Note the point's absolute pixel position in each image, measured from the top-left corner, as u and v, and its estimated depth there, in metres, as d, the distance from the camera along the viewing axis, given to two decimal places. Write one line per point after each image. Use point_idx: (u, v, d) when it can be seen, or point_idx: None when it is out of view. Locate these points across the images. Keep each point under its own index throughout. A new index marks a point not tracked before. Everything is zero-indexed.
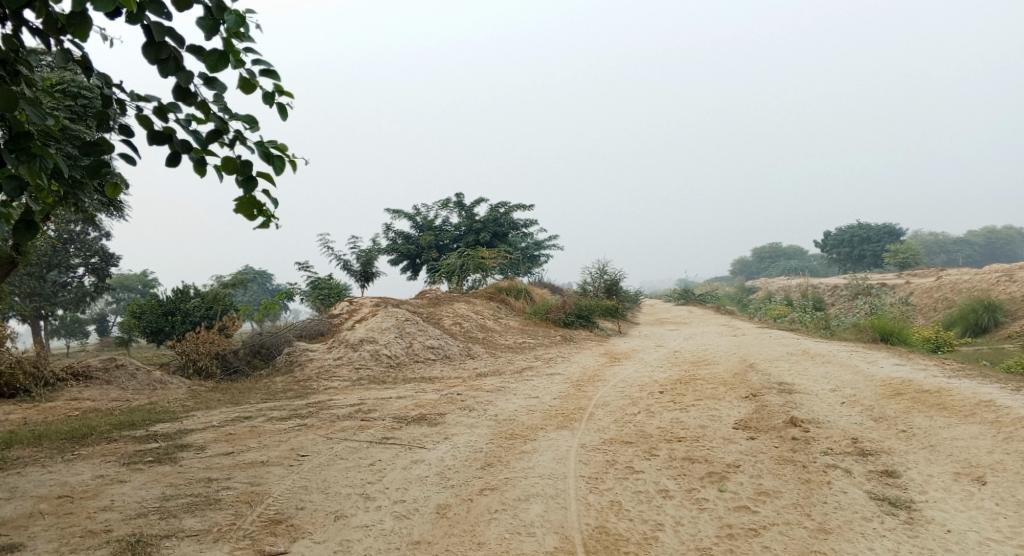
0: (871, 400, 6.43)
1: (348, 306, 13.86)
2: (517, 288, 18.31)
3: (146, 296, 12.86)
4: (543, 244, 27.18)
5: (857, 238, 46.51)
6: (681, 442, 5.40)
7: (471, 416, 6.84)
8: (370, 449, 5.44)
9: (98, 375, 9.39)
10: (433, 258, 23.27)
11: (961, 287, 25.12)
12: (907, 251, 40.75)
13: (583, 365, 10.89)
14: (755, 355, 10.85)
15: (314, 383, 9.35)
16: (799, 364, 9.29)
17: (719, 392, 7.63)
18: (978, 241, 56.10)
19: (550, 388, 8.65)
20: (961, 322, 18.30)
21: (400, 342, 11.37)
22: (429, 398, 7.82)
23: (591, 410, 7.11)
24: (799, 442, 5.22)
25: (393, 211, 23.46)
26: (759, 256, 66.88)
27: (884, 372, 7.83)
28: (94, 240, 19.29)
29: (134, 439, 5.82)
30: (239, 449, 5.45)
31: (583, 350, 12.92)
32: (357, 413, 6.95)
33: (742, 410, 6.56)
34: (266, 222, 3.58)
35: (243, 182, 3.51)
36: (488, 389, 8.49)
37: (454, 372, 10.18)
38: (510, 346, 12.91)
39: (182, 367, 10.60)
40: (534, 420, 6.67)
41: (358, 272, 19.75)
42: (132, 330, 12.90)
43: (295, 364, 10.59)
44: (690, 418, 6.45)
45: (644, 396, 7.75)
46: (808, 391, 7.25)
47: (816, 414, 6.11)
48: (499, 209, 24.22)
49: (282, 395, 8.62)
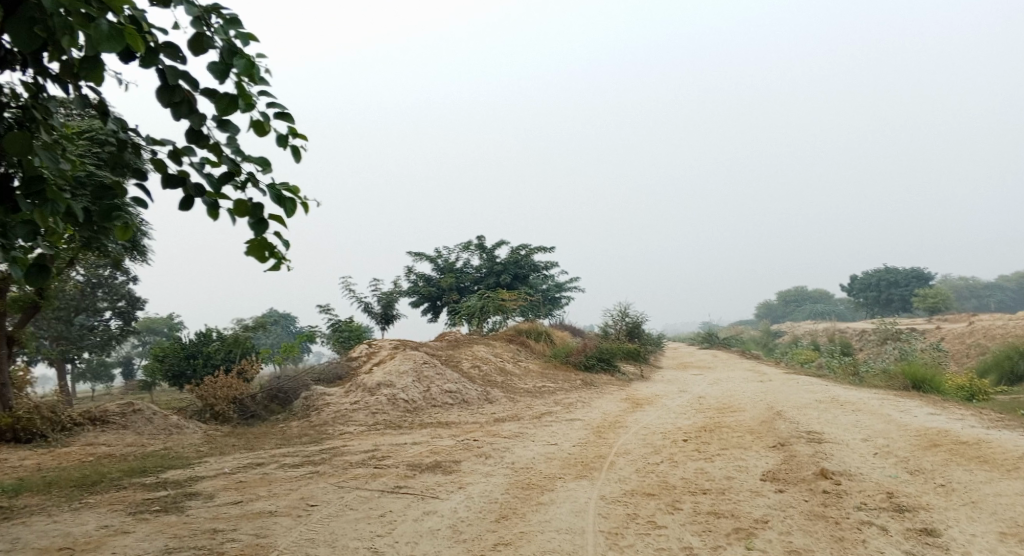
0: (907, 451, 6.13)
1: (367, 350, 13.81)
2: (538, 331, 18.14)
3: (169, 339, 12.92)
4: (564, 287, 27.06)
5: (884, 282, 45.70)
6: (704, 495, 5.17)
7: (487, 464, 6.66)
8: (381, 499, 5.30)
9: (116, 419, 9.37)
10: (454, 300, 23.25)
11: (995, 332, 24.39)
12: (937, 296, 39.88)
13: (604, 411, 10.64)
14: (782, 401, 10.52)
15: (329, 428, 9.23)
16: (828, 412, 8.96)
17: (745, 441, 7.35)
18: (1010, 285, 54.80)
19: (569, 435, 8.43)
20: (997, 368, 17.69)
21: (418, 386, 11.24)
22: (445, 444, 7.65)
23: (611, 459, 6.88)
24: (830, 496, 4.95)
25: (415, 254, 23.57)
26: (784, 300, 65.97)
27: (919, 421, 7.50)
28: (121, 284, 19.60)
29: (143, 487, 5.74)
30: (248, 497, 5.34)
31: (604, 395, 12.66)
32: (370, 460, 6.80)
33: (770, 461, 6.29)
34: (277, 264, 3.52)
35: (254, 224, 3.48)
36: (506, 436, 8.30)
37: (472, 417, 9.99)
38: (529, 391, 12.70)
39: (199, 412, 10.48)
40: (552, 469, 6.46)
41: (378, 315, 19.76)
42: (154, 373, 12.93)
43: (312, 408, 10.50)
44: (715, 468, 6.20)
45: (667, 445, 7.50)
46: (838, 441, 6.95)
47: (848, 465, 5.83)
48: (519, 251, 24.23)
49: (297, 440, 8.51)
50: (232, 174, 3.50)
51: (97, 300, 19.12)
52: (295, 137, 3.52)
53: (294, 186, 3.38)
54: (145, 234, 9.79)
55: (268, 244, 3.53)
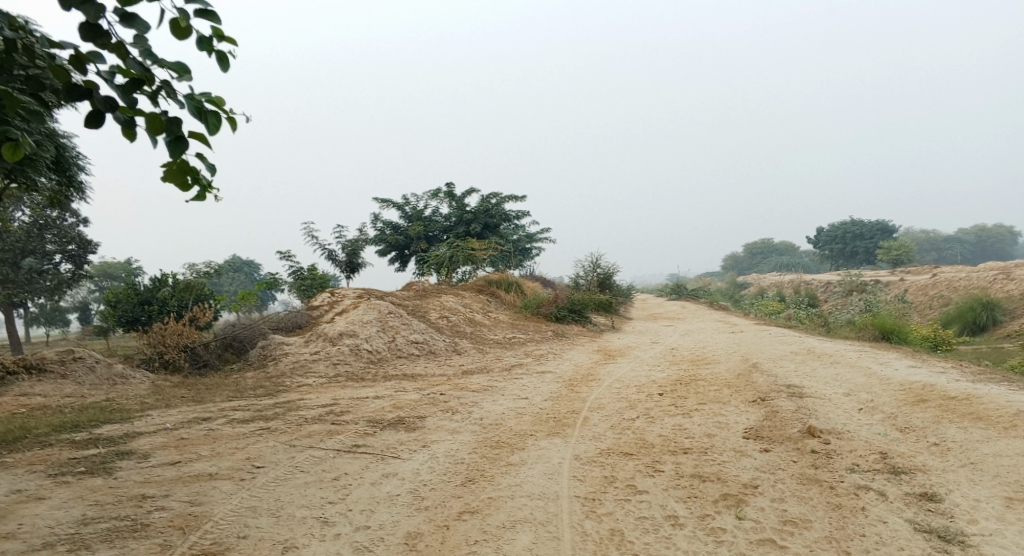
0: (893, 407, 5.86)
1: (330, 298, 13.22)
2: (508, 281, 17.67)
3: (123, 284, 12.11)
4: (534, 237, 26.55)
5: (850, 234, 46.16)
6: (686, 455, 4.82)
7: (454, 420, 6.23)
8: (337, 460, 4.84)
9: (54, 368, 8.66)
10: (422, 249, 22.60)
11: (957, 285, 24.68)
12: (900, 249, 40.37)
13: (575, 363, 10.29)
14: (756, 354, 10.29)
15: (287, 380, 8.70)
16: (806, 365, 8.73)
17: (724, 395, 7.04)
18: (968, 240, 55.99)
19: (540, 388, 8.05)
20: (959, 321, 17.82)
21: (382, 337, 10.72)
22: (409, 398, 7.20)
23: (585, 414, 6.51)
24: (819, 456, 4.64)
25: (381, 200, 22.72)
26: (751, 252, 66.58)
27: (901, 375, 7.26)
28: (70, 226, 18.43)
29: (72, 444, 5.19)
30: (188, 458, 4.83)
31: (576, 346, 12.33)
32: (328, 416, 6.31)
33: (752, 417, 5.98)
34: (203, 192, 2.96)
35: (171, 144, 2.87)
36: (474, 389, 7.87)
37: (439, 369, 9.55)
38: (499, 342, 12.30)
39: (147, 361, 9.85)
40: (522, 425, 6.06)
41: (343, 262, 19.05)
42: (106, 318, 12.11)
43: (269, 359, 9.96)
44: (694, 425, 5.86)
45: (643, 399, 7.15)
46: (820, 396, 6.67)
47: (834, 422, 5.54)
48: (490, 199, 23.55)
49: (251, 393, 7.97)
50: (143, 81, 2.86)
51: (45, 242, 17.97)
52: (222, 39, 2.90)
53: (220, 97, 2.81)
54: (82, 169, 8.94)
55: (190, 168, 2.94)
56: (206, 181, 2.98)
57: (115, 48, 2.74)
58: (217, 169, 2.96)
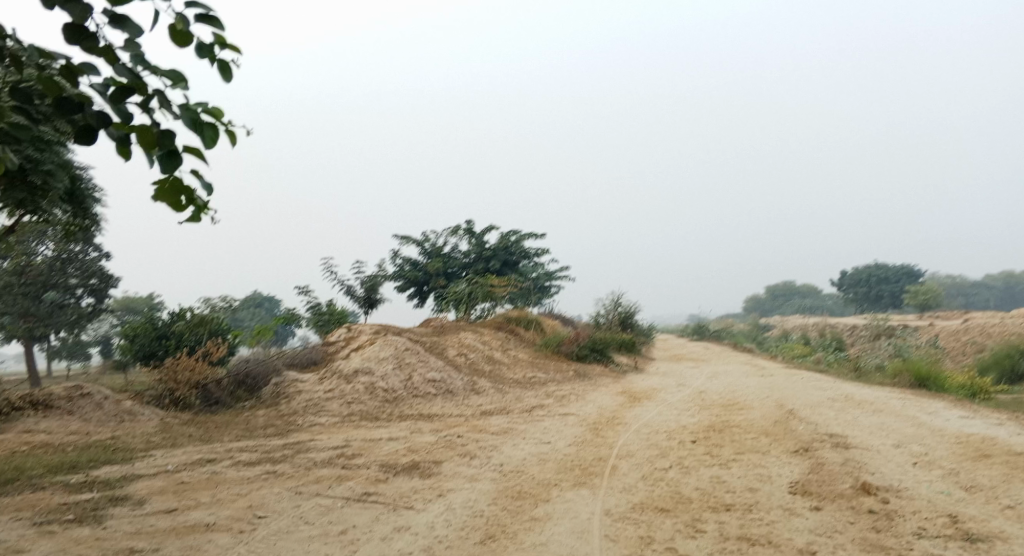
0: (952, 462, 5.35)
1: (346, 334, 12.92)
2: (527, 319, 17.29)
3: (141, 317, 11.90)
4: (554, 275, 26.19)
5: (874, 277, 45.20)
6: (728, 513, 4.36)
7: (472, 466, 5.82)
8: (346, 511, 4.45)
9: (61, 405, 8.34)
10: (441, 285, 22.35)
11: (991, 330, 23.82)
12: (928, 293, 39.34)
13: (599, 405, 9.83)
14: (790, 399, 9.77)
15: (298, 420, 8.34)
16: (846, 413, 8.20)
17: (762, 445, 6.55)
18: (997, 284, 54.61)
19: (563, 432, 7.60)
20: (996, 367, 17.02)
21: (398, 374, 10.36)
22: (425, 440, 6.80)
23: (613, 462, 6.06)
24: (878, 517, 4.18)
25: (401, 237, 22.57)
26: (772, 294, 65.56)
27: (954, 426, 6.72)
28: (93, 260, 18.39)
29: (64, 487, 4.84)
30: (185, 505, 4.47)
31: (598, 388, 11.85)
32: (338, 460, 5.93)
33: (796, 470, 5.50)
34: (197, 213, 2.72)
35: (163, 160, 2.63)
36: (494, 432, 7.45)
37: (457, 409, 9.15)
38: (519, 381, 11.88)
39: (158, 398, 9.56)
40: (546, 473, 5.64)
41: (361, 298, 18.81)
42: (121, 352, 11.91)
43: (281, 396, 9.64)
44: (733, 477, 5.39)
45: (674, 447, 6.68)
46: (867, 447, 6.17)
47: (889, 478, 5.04)
48: (510, 236, 23.33)
49: (260, 433, 7.62)
50: (135, 90, 2.63)
51: (68, 276, 17.88)
52: (224, 47, 2.67)
53: (216, 108, 2.57)
54: (98, 200, 8.80)
55: (184, 186, 2.71)
56: (201, 202, 2.75)
57: (105, 54, 2.50)
58: (213, 188, 2.74)
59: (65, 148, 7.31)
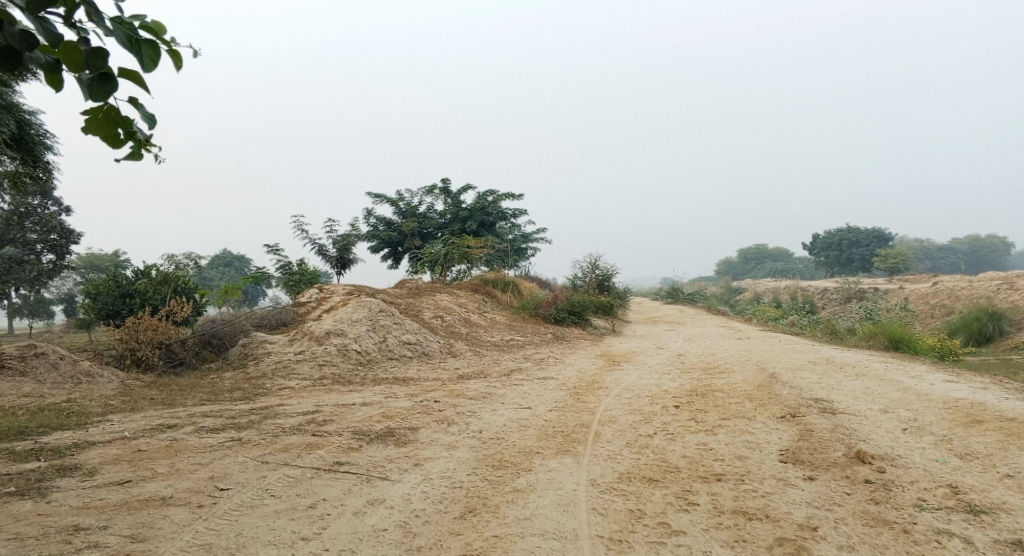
0: (942, 428, 5.21)
1: (318, 294, 12.50)
2: (504, 281, 16.98)
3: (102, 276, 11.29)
4: (530, 237, 25.84)
5: (845, 241, 45.66)
6: (720, 483, 4.17)
7: (450, 433, 5.55)
8: (315, 482, 4.15)
9: (12, 365, 7.83)
10: (416, 246, 21.88)
11: (958, 294, 24.14)
12: (897, 256, 39.83)
13: (578, 368, 9.61)
14: (770, 362, 9.67)
15: (267, 383, 7.99)
16: (829, 377, 8.08)
17: (748, 410, 6.39)
18: (962, 250, 55.63)
19: (543, 397, 7.36)
20: (964, 331, 17.20)
21: (372, 337, 10.01)
22: (400, 405, 6.51)
23: (596, 428, 5.83)
24: (876, 487, 4.02)
25: (375, 196, 21.96)
26: (745, 257, 66.13)
27: (939, 390, 6.62)
28: (52, 214, 17.49)
29: (7, 456, 4.46)
30: (139, 476, 4.12)
31: (577, 351, 11.66)
32: (308, 426, 5.62)
33: (784, 437, 5.33)
34: (137, 150, 2.36)
35: (94, 83, 2.23)
36: (472, 396, 7.18)
37: (433, 373, 8.87)
38: (496, 344, 11.63)
39: (118, 358, 9.12)
40: (527, 440, 5.40)
41: (333, 258, 18.29)
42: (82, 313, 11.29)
43: (250, 358, 9.26)
44: (720, 445, 5.20)
45: (658, 413, 6.48)
46: (854, 413, 6.03)
47: (882, 445, 4.89)
48: (487, 196, 22.85)
49: (226, 397, 7.26)
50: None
51: (26, 231, 17.04)
52: None
53: (155, 23, 2.19)
54: (49, 148, 8.17)
55: (119, 117, 2.32)
56: (142, 136, 2.37)
57: None
58: (155, 120, 2.35)
59: (11, 89, 6.69)
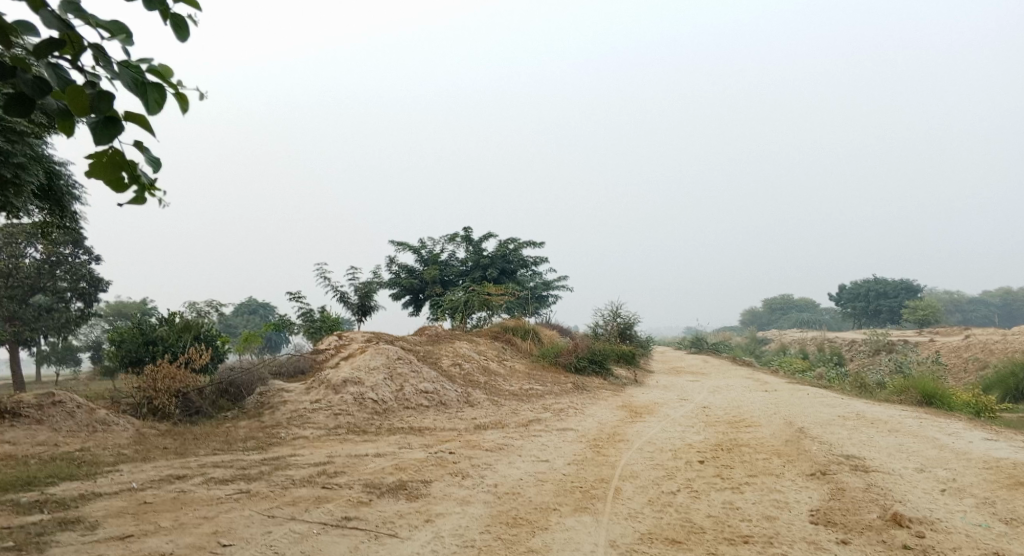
0: (985, 490, 4.91)
1: (337, 342, 12.46)
2: (524, 328, 16.84)
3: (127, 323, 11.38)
4: (552, 285, 25.75)
5: (873, 292, 44.87)
6: (747, 546, 3.94)
7: (464, 487, 5.37)
8: (322, 539, 4.00)
9: (30, 413, 7.80)
10: (437, 293, 21.91)
11: (993, 347, 23.40)
12: (927, 308, 38.93)
13: (599, 420, 9.37)
14: (799, 416, 9.33)
15: (281, 432, 7.88)
16: (861, 432, 7.76)
17: (776, 467, 6.11)
18: (994, 302, 54.32)
19: (562, 449, 7.15)
20: (1000, 385, 16.55)
21: (389, 385, 9.89)
22: (415, 457, 6.35)
23: (616, 484, 5.61)
24: (915, 554, 3.76)
25: (397, 243, 22.13)
26: (770, 307, 65.21)
27: (979, 448, 6.30)
28: (82, 263, 17.84)
29: (13, 507, 4.38)
30: (142, 530, 4.01)
31: (598, 401, 11.40)
32: (319, 478, 5.48)
33: (814, 496, 5.07)
34: (141, 193, 2.49)
35: (100, 128, 2.33)
36: (488, 448, 6.99)
37: (450, 423, 8.70)
38: (515, 394, 11.43)
39: (135, 407, 9.06)
40: (544, 495, 5.21)
41: (354, 305, 18.34)
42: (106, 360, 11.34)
43: (266, 406, 9.18)
44: (747, 504, 4.95)
45: (681, 468, 6.23)
46: (888, 471, 5.74)
47: (920, 506, 4.62)
48: (508, 245, 22.91)
49: (240, 446, 7.15)
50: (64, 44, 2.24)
51: (56, 279, 17.29)
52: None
53: (162, 67, 2.30)
54: (77, 198, 8.35)
55: (124, 161, 2.43)
56: (146, 179, 2.48)
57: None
58: (158, 163, 2.46)
59: (42, 140, 6.86)
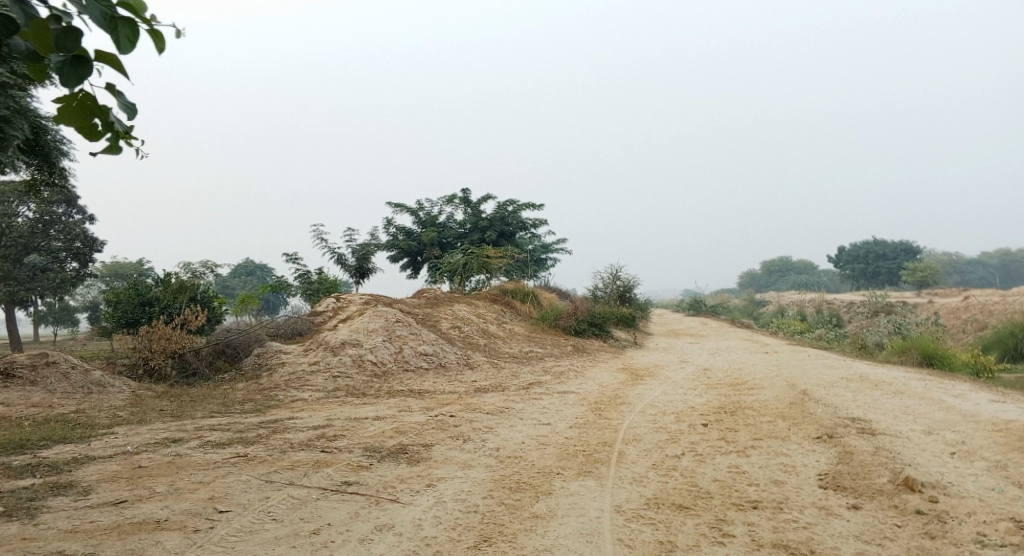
0: (996, 453, 4.82)
1: (335, 304, 12.32)
2: (524, 291, 16.71)
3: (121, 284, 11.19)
4: (551, 248, 25.56)
5: (872, 254, 44.75)
6: (755, 511, 3.85)
7: (465, 450, 5.28)
8: (320, 505, 3.90)
9: (23, 374, 7.67)
10: (435, 256, 21.72)
11: (992, 308, 23.35)
12: (926, 270, 38.82)
13: (600, 382, 9.29)
14: (801, 378, 9.25)
15: (279, 394, 7.79)
16: (866, 394, 7.66)
17: (781, 430, 6.02)
18: (992, 264, 54.26)
19: (564, 412, 7.06)
20: (999, 347, 16.49)
21: (388, 347, 9.78)
22: (415, 420, 6.25)
23: (619, 448, 5.52)
24: (929, 518, 3.67)
25: (395, 205, 21.83)
26: (768, 270, 65.16)
27: (987, 411, 6.20)
28: (76, 223, 17.55)
29: (3, 472, 4.27)
30: (136, 496, 3.91)
31: (598, 364, 11.32)
32: (318, 441, 5.38)
33: (822, 460, 4.97)
34: (115, 141, 2.32)
35: (66, 68, 2.16)
36: (489, 411, 6.90)
37: (450, 385, 8.61)
38: (515, 356, 11.34)
39: (131, 368, 8.93)
40: (547, 459, 5.12)
41: (352, 267, 18.16)
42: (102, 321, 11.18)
43: (263, 368, 9.08)
44: (753, 468, 4.86)
45: (684, 431, 6.14)
46: (896, 434, 5.64)
47: (930, 469, 4.53)
48: (507, 207, 22.63)
49: (237, 409, 7.05)
50: None
51: (50, 239, 17.04)
52: None
53: (136, 1, 2.10)
54: (65, 155, 8.09)
55: (96, 105, 2.26)
56: (120, 127, 2.31)
57: None
58: (134, 110, 2.29)
59: (26, 91, 6.58)
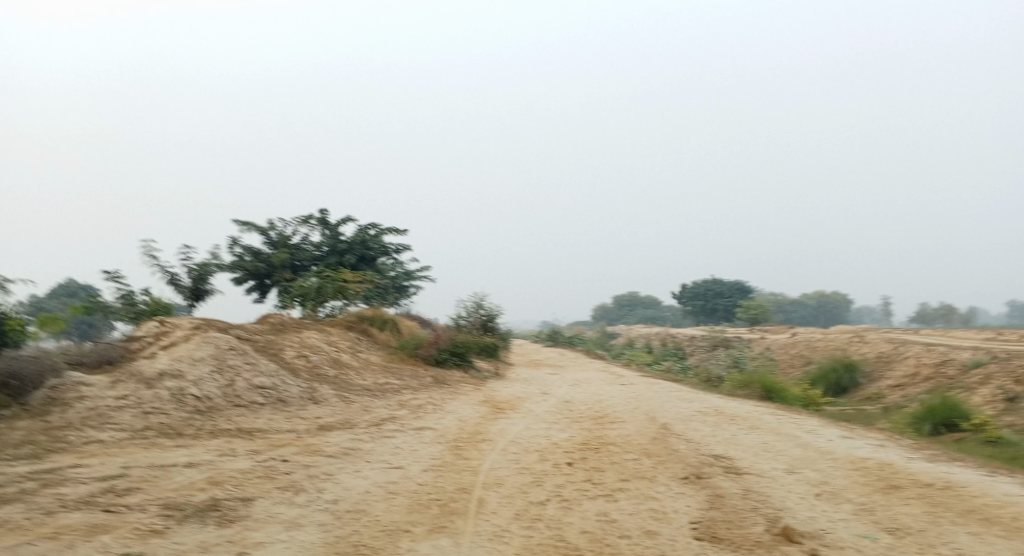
0: (860, 495, 4.74)
1: (158, 328, 10.74)
2: (382, 318, 15.74)
3: None
4: (413, 275, 24.67)
5: (711, 292, 48.07)
6: None
7: (296, 505, 4.40)
8: None
9: None
10: (286, 278, 20.11)
11: (815, 344, 25.51)
12: (758, 308, 42.12)
13: (460, 417, 8.61)
14: (660, 412, 9.15)
15: (70, 435, 6.38)
16: (724, 430, 7.61)
17: (648, 469, 5.69)
18: (810, 304, 60.29)
19: (417, 453, 6.32)
20: (823, 380, 17.74)
21: (217, 380, 8.51)
22: (238, 467, 5.24)
23: (478, 495, 4.88)
24: None
25: (244, 223, 20.04)
26: (619, 304, 68.25)
27: (841, 447, 6.27)
28: None
29: None
30: None
31: (456, 396, 10.69)
32: (103, 498, 4.26)
33: (693, 504, 4.65)
34: None
35: None
36: (331, 453, 6.01)
37: (289, 422, 7.58)
38: (368, 388, 10.40)
39: None
40: (394, 513, 4.38)
41: (188, 288, 16.26)
42: None
43: (56, 404, 7.51)
44: (624, 515, 4.42)
45: (548, 473, 5.62)
46: (761, 473, 5.49)
47: (804, 515, 4.32)
48: (369, 230, 21.54)
49: (6, 455, 5.61)
50: None
51: None
52: None
53: None
54: None
55: None
56: None
57: None
58: None
59: None
